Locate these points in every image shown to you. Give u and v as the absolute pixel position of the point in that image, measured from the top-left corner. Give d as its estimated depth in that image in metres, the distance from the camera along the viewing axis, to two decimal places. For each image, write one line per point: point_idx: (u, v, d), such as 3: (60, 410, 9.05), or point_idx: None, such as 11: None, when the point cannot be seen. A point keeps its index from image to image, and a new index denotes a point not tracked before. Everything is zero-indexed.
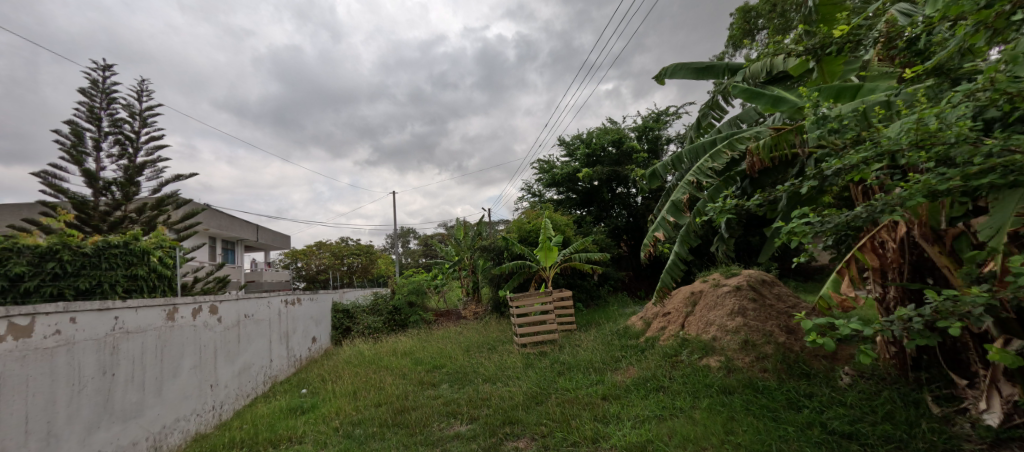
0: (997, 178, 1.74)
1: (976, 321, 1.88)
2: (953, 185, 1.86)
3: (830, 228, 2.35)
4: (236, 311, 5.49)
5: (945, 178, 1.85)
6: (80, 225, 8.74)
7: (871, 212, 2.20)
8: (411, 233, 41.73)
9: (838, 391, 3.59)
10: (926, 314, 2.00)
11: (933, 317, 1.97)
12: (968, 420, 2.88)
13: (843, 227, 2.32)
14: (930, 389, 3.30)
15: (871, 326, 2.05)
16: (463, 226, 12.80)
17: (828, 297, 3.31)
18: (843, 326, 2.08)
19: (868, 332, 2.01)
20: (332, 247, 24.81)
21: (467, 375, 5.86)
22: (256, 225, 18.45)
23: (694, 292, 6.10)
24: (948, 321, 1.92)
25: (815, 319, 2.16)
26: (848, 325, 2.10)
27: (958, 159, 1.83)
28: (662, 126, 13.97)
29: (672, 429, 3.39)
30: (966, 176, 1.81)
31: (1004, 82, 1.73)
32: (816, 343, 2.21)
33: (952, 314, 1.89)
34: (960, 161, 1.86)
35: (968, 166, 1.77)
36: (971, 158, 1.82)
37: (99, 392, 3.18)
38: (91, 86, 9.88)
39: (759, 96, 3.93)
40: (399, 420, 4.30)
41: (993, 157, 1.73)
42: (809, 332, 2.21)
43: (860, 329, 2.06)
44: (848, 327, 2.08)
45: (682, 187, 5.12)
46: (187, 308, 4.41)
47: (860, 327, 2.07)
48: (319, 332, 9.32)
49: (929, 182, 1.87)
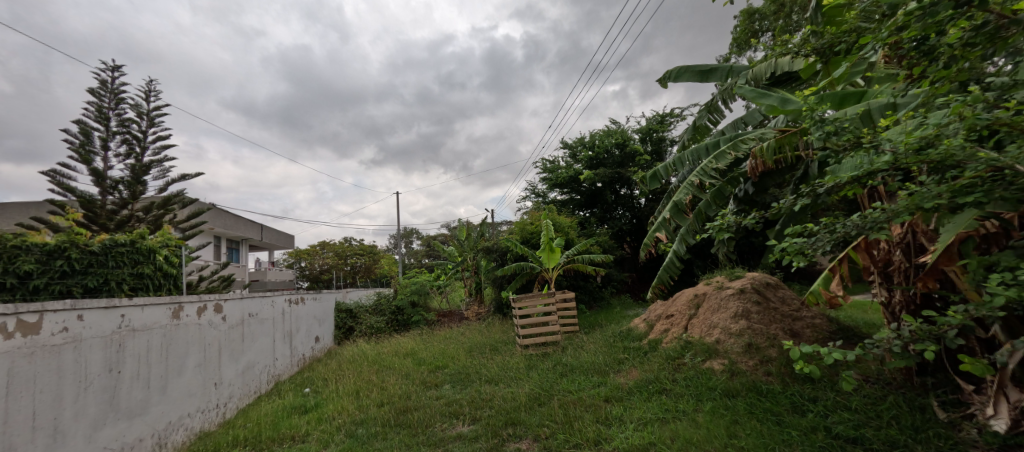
0: (981, 194, 1.80)
1: (948, 340, 1.98)
2: (941, 202, 1.90)
3: (828, 236, 2.39)
4: (240, 310, 5.52)
5: (932, 194, 1.89)
6: (87, 223, 8.85)
7: (860, 226, 2.26)
8: (414, 233, 41.85)
9: (842, 395, 3.57)
10: (905, 338, 2.04)
11: (910, 339, 2.04)
12: (975, 426, 2.87)
13: (832, 242, 2.40)
14: (937, 394, 3.29)
15: (853, 353, 2.08)
16: (467, 227, 12.85)
17: (817, 293, 3.50)
18: (826, 355, 2.11)
19: (851, 360, 2.04)
20: (335, 247, 24.77)
21: (469, 376, 5.85)
22: (261, 224, 18.56)
23: (697, 296, 6.08)
24: (925, 342, 1.99)
25: (802, 346, 2.16)
26: (831, 354, 2.11)
27: (946, 173, 1.89)
28: (666, 127, 13.96)
29: (675, 432, 3.37)
30: (952, 192, 1.87)
31: (967, 114, 1.80)
32: (803, 373, 2.22)
33: (924, 325, 2.01)
34: (950, 176, 1.89)
35: (955, 183, 1.82)
36: (959, 173, 1.87)
37: (104, 389, 3.20)
38: (99, 85, 9.94)
39: (766, 97, 3.91)
40: (401, 420, 4.30)
41: (977, 173, 1.78)
42: (797, 361, 2.23)
43: (843, 356, 2.08)
44: (832, 357, 2.09)
45: (684, 188, 5.24)
46: (192, 306, 4.43)
47: (844, 354, 2.10)
48: (323, 332, 9.38)
49: (915, 198, 1.94)
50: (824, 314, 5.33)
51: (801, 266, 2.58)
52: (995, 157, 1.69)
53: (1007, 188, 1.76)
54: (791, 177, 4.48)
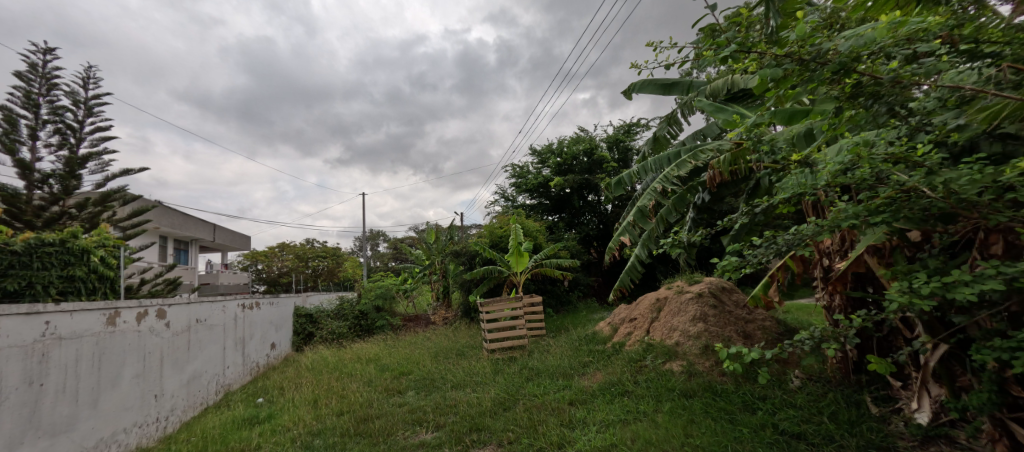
0: (890, 214, 1.96)
1: (849, 340, 2.37)
2: (861, 219, 2.05)
3: (770, 250, 2.54)
4: (187, 316, 5.19)
5: (851, 214, 2.06)
6: (10, 220, 8.09)
7: (793, 241, 2.41)
8: (380, 236, 40.91)
9: (789, 393, 3.75)
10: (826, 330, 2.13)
11: (818, 339, 2.42)
12: (902, 419, 3.12)
13: (774, 254, 2.54)
14: (870, 390, 3.53)
15: (770, 353, 2.48)
16: (435, 230, 12.69)
17: (757, 298, 3.59)
18: (748, 354, 2.52)
19: (767, 358, 2.44)
20: (296, 249, 23.81)
21: (434, 381, 5.74)
22: (213, 224, 17.56)
23: (659, 299, 6.26)
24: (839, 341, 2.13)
25: (730, 348, 2.57)
26: (752, 353, 2.51)
27: (864, 193, 2.06)
28: (632, 136, 14.36)
29: (636, 433, 3.44)
30: (868, 212, 2.02)
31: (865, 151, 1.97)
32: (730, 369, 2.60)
33: (829, 328, 2.41)
34: (869, 196, 2.04)
35: (869, 203, 1.98)
36: (876, 193, 2.02)
37: (23, 404, 2.92)
38: (28, 69, 9.15)
39: (723, 111, 4.10)
40: (361, 429, 4.17)
41: (888, 195, 1.94)
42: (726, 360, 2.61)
43: (760, 355, 2.48)
44: (752, 355, 2.50)
45: (648, 194, 5.44)
46: (131, 313, 4.12)
47: (762, 353, 2.51)
48: (279, 339, 8.96)
49: (838, 214, 2.10)
50: (774, 317, 5.61)
51: (748, 273, 2.73)
52: (903, 180, 1.86)
53: (913, 208, 1.91)
54: (745, 188, 4.68)
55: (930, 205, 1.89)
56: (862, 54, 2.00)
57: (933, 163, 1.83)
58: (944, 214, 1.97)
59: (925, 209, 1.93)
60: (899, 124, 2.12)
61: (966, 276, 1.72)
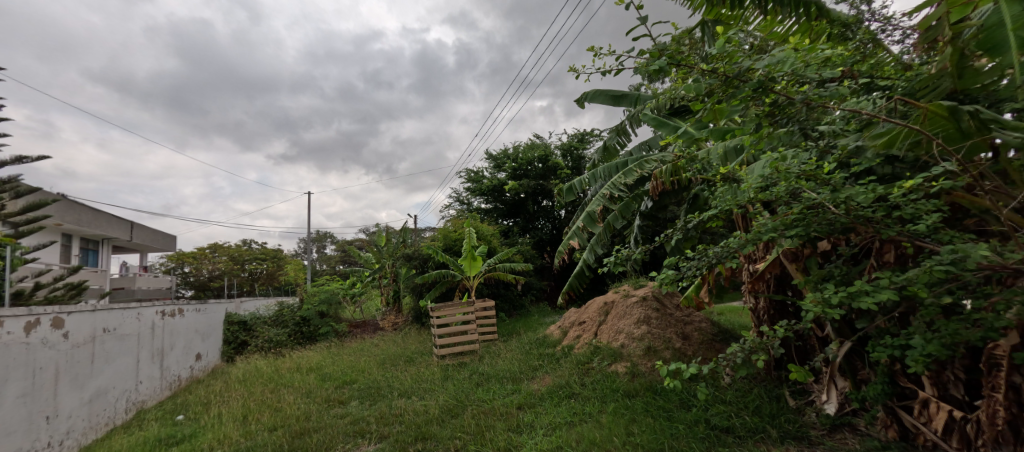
0: (803, 227, 2.09)
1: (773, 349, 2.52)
2: (779, 232, 2.18)
3: (702, 261, 2.66)
4: (92, 325, 4.63)
5: (769, 227, 2.18)
6: None
7: (723, 255, 2.54)
8: (327, 238, 39.03)
9: (720, 390, 3.94)
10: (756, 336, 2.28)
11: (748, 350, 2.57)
12: (814, 410, 3.38)
13: (707, 267, 2.66)
14: (789, 385, 3.80)
15: (705, 368, 2.64)
16: (385, 232, 12.27)
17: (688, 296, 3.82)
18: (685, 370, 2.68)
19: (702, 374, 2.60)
20: (230, 251, 22.10)
21: (380, 390, 5.50)
22: (132, 222, 15.88)
23: (607, 303, 6.42)
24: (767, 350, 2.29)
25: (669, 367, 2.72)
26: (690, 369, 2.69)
27: (781, 208, 2.19)
28: (586, 145, 14.72)
29: (581, 434, 3.47)
30: (785, 225, 2.15)
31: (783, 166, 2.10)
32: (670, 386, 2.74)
33: (756, 338, 2.55)
34: (784, 211, 2.17)
35: (785, 217, 2.11)
36: (791, 208, 2.15)
37: None
38: None
39: (665, 126, 4.28)
40: (297, 444, 3.88)
41: (800, 210, 2.09)
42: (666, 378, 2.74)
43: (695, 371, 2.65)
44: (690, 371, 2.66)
45: (597, 200, 5.54)
46: (17, 322, 3.59)
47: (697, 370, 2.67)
48: (206, 348, 8.22)
49: (760, 228, 2.23)
50: (711, 320, 5.92)
51: (684, 284, 2.84)
52: (811, 196, 2.00)
53: (821, 222, 2.07)
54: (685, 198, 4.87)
55: (834, 220, 2.05)
56: (775, 75, 2.16)
57: (837, 181, 1.99)
58: (846, 227, 2.15)
59: (831, 223, 2.09)
60: (812, 144, 2.30)
61: (866, 285, 1.87)
